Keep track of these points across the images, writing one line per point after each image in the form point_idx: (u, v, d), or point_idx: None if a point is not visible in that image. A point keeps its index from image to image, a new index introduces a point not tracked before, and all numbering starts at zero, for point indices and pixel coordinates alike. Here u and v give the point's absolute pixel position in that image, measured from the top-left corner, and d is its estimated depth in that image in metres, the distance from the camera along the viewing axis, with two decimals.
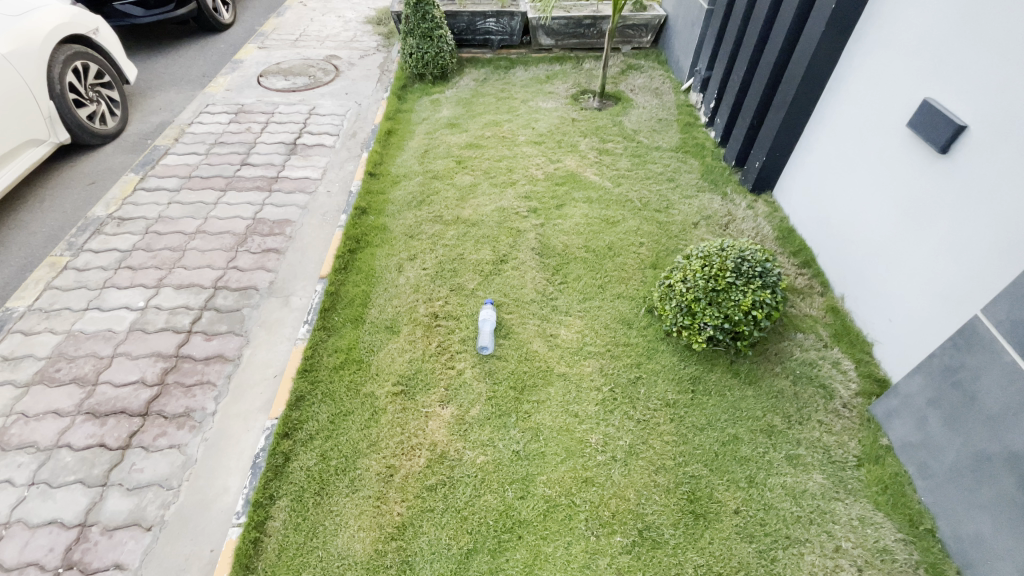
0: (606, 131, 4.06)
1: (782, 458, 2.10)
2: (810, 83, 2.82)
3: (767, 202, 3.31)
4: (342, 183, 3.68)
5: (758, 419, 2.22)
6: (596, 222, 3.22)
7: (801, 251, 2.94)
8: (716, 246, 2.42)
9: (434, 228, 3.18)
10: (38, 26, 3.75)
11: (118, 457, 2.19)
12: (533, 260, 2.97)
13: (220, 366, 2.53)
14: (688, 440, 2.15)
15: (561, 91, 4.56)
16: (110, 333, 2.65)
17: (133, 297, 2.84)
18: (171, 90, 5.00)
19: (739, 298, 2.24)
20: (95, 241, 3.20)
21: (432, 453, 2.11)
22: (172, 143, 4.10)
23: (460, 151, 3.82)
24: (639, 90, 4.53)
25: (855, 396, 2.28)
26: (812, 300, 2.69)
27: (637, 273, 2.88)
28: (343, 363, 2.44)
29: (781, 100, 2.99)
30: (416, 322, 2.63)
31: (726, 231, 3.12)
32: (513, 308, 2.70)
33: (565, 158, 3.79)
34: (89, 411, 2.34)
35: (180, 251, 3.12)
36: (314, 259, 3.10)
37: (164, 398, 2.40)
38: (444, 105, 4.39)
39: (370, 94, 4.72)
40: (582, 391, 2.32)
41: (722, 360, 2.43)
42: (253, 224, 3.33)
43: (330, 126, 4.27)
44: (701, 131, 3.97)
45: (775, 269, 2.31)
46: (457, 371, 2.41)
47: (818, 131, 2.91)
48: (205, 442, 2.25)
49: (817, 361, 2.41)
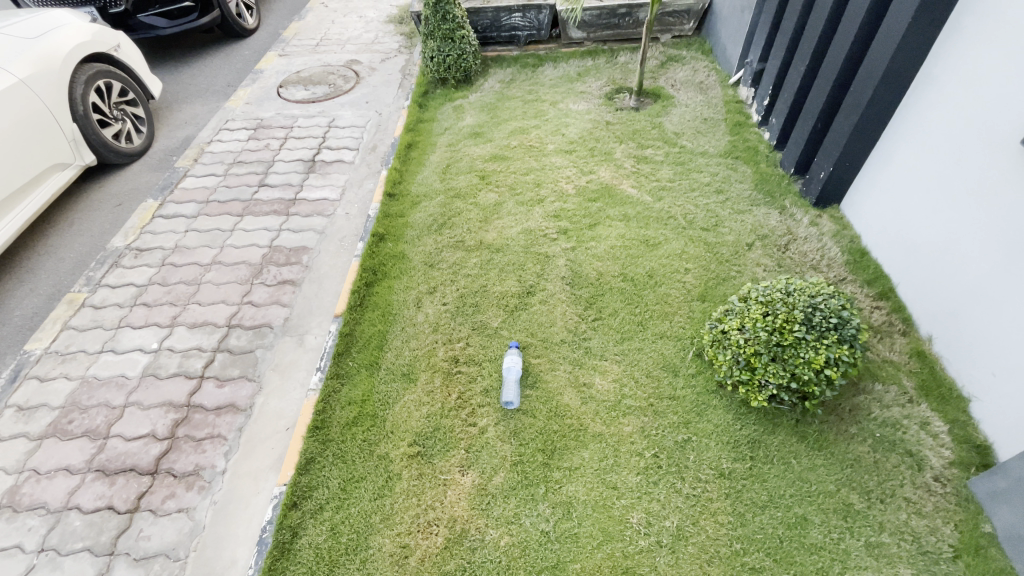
0: (645, 134, 3.69)
1: (862, 546, 1.76)
2: (892, 82, 2.37)
3: (834, 218, 2.88)
4: (361, 204, 3.47)
5: (830, 495, 1.88)
6: (634, 244, 2.90)
7: (877, 279, 2.52)
8: (781, 288, 2.05)
9: (456, 255, 2.93)
10: (57, 47, 3.69)
11: (126, 521, 2.08)
12: (564, 291, 2.68)
13: (231, 418, 2.39)
14: (747, 521, 1.84)
15: (594, 89, 4.20)
16: (123, 380, 2.55)
17: (147, 338, 2.73)
18: (195, 103, 4.92)
19: (810, 355, 1.88)
20: (113, 275, 3.11)
21: (451, 531, 1.89)
22: (191, 163, 4.00)
23: (484, 165, 3.54)
24: (681, 86, 4.11)
25: (949, 466, 1.90)
26: (892, 341, 2.29)
27: (684, 307, 2.55)
28: (357, 419, 2.24)
29: (853, 103, 2.55)
30: (435, 368, 2.39)
31: (786, 254, 2.75)
32: (541, 351, 2.43)
33: (599, 168, 3.45)
34: (100, 468, 2.23)
35: (195, 285, 3.00)
36: (330, 292, 2.92)
37: (174, 454, 2.27)
38: (468, 111, 4.11)
39: (391, 102, 4.49)
40: (621, 456, 2.04)
41: (786, 420, 2.08)
42: (268, 252, 3.17)
43: (349, 140, 4.07)
44: (753, 132, 3.54)
45: (854, 318, 1.92)
46: (479, 429, 2.17)
47: (898, 140, 2.46)
48: (214, 505, 2.11)
49: (901, 420, 2.03)
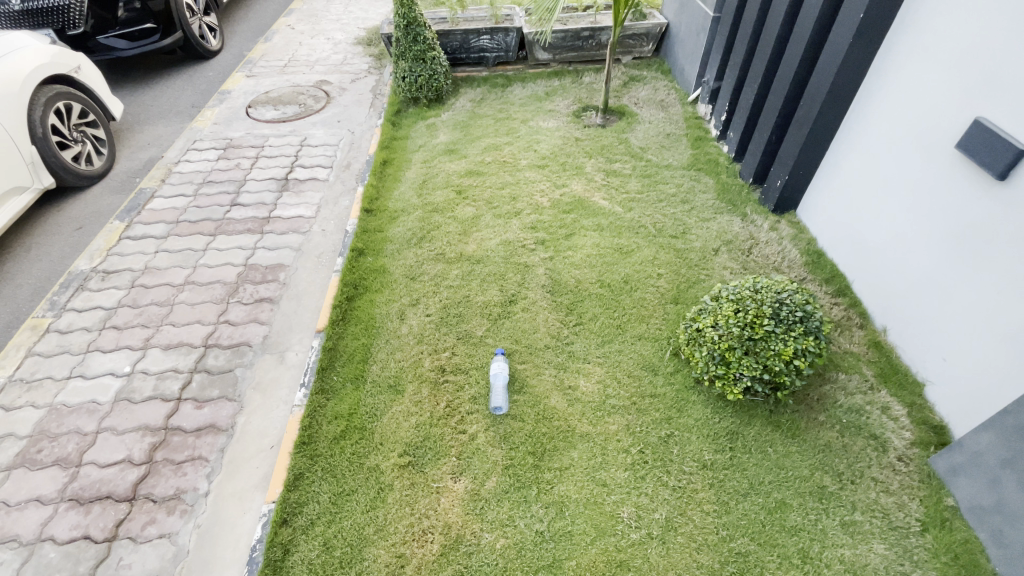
0: (613, 149, 3.86)
1: (837, 525, 1.88)
2: (837, 97, 2.60)
3: (791, 223, 3.09)
4: (338, 221, 3.47)
5: (806, 479, 2.00)
6: (608, 252, 3.02)
7: (834, 278, 2.72)
8: (749, 286, 2.19)
9: (437, 267, 2.97)
10: (15, 68, 3.58)
11: (104, 551, 1.99)
12: (544, 298, 2.76)
13: (212, 439, 2.33)
14: (731, 509, 1.94)
15: (562, 108, 4.37)
16: (94, 406, 2.45)
17: (118, 361, 2.64)
18: (159, 123, 4.83)
19: (779, 347, 2.01)
20: (79, 298, 3.00)
21: (447, 538, 1.90)
22: (158, 184, 3.92)
23: (459, 180, 3.62)
24: (644, 103, 4.33)
25: (910, 446, 2.06)
26: (851, 334, 2.47)
27: (659, 310, 2.67)
28: (345, 432, 2.23)
29: (803, 116, 2.77)
30: (422, 378, 2.41)
31: (750, 257, 2.92)
32: (526, 356, 2.49)
33: (571, 182, 3.58)
34: (73, 497, 2.13)
35: (168, 306, 2.92)
36: (310, 308, 2.90)
37: (153, 478, 2.19)
38: (441, 129, 4.20)
39: (363, 120, 4.53)
40: (608, 454, 2.11)
41: (760, 411, 2.21)
42: (244, 271, 3.13)
43: (323, 158, 4.08)
44: (713, 146, 3.77)
45: (817, 312, 2.08)
46: (469, 435, 2.19)
47: (845, 149, 2.69)
48: (199, 528, 2.05)
49: (864, 406, 2.19)
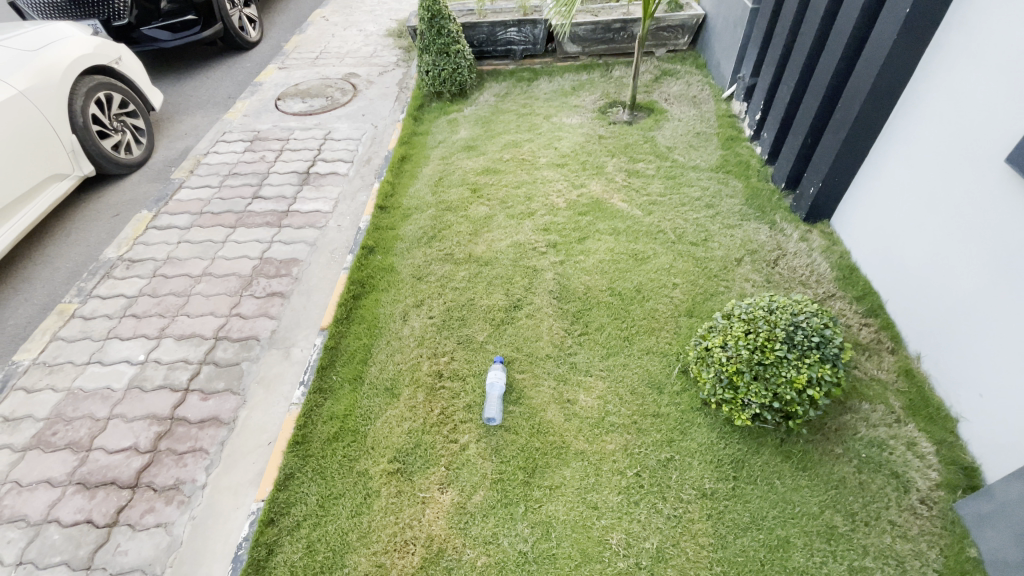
0: (637, 148, 3.69)
1: (845, 571, 1.72)
2: (879, 99, 2.37)
3: (824, 233, 2.87)
4: (353, 216, 3.48)
5: (814, 517, 1.85)
6: (622, 258, 2.90)
7: (865, 296, 2.50)
8: (764, 305, 2.03)
9: (444, 268, 2.93)
10: (58, 59, 3.74)
11: (104, 536, 2.07)
12: (551, 305, 2.67)
13: (214, 432, 2.37)
14: (728, 544, 1.81)
15: (588, 103, 4.22)
16: (108, 392, 2.55)
17: (134, 349, 2.74)
18: (195, 114, 4.98)
19: (791, 374, 1.86)
20: (104, 286, 3.13)
21: (428, 551, 1.87)
22: (187, 175, 4.04)
23: (476, 178, 3.56)
24: (674, 100, 4.12)
25: (936, 488, 1.87)
26: (880, 360, 2.27)
27: (670, 323, 2.54)
28: (338, 434, 2.23)
29: (841, 119, 2.55)
30: (419, 383, 2.38)
31: (775, 270, 2.73)
32: (525, 366, 2.41)
33: (590, 182, 3.45)
34: (81, 481, 2.22)
35: (185, 297, 3.01)
36: (317, 304, 2.91)
37: (155, 467, 2.26)
38: (462, 124, 4.13)
39: (387, 114, 4.52)
40: (602, 475, 2.02)
41: (770, 439, 2.06)
42: (259, 264, 3.18)
43: (344, 152, 4.10)
44: (745, 146, 3.55)
45: (837, 337, 1.91)
46: (460, 445, 2.15)
47: (885, 155, 2.46)
48: (193, 520, 2.09)
49: (888, 441, 2.00)
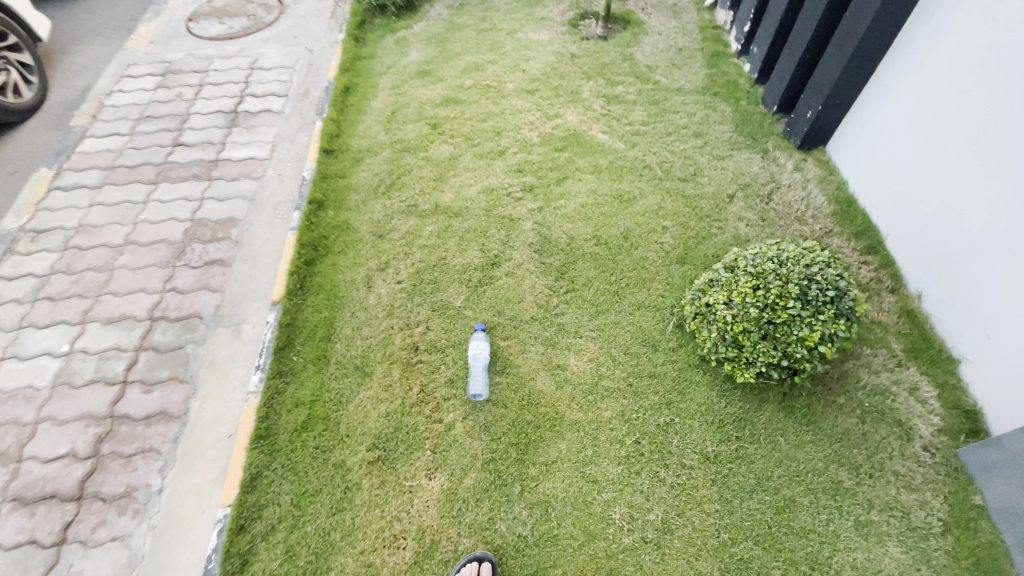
0: (614, 68, 3.28)
1: (851, 526, 1.70)
2: (895, 5, 2.06)
3: (820, 162, 2.66)
4: (295, 162, 3.02)
5: (820, 474, 1.79)
6: (606, 200, 2.62)
7: (864, 232, 2.35)
8: (772, 257, 1.83)
9: (409, 222, 2.59)
10: None
11: (53, 557, 1.84)
12: (531, 260, 2.41)
13: (163, 428, 2.10)
14: (734, 509, 1.74)
15: (556, 15, 3.69)
16: (31, 392, 2.21)
17: (54, 339, 2.36)
18: (86, 39, 4.14)
19: (803, 331, 1.71)
20: (6, 263, 2.65)
21: (421, 543, 1.73)
22: (90, 121, 3.39)
23: (434, 111, 3.11)
24: (653, 8, 3.65)
25: (938, 433, 1.83)
26: (880, 300, 2.16)
27: (663, 272, 2.34)
28: (307, 423, 2.00)
29: (849, 30, 2.24)
30: (392, 358, 2.14)
31: (769, 205, 2.53)
32: (509, 331, 2.19)
33: (565, 111, 3.07)
34: (14, 498, 1.95)
35: (107, 272, 2.59)
36: (266, 272, 2.55)
37: (100, 475, 2.00)
38: (413, 45, 3.57)
39: (323, 35, 3.86)
40: (600, 446, 1.89)
41: (772, 395, 1.95)
42: (191, 227, 2.75)
43: (277, 84, 3.50)
44: (732, 63, 3.20)
45: (851, 289, 1.75)
46: (445, 425, 1.96)
47: (896, 72, 2.19)
48: (153, 530, 1.88)
49: (890, 387, 1.93)
